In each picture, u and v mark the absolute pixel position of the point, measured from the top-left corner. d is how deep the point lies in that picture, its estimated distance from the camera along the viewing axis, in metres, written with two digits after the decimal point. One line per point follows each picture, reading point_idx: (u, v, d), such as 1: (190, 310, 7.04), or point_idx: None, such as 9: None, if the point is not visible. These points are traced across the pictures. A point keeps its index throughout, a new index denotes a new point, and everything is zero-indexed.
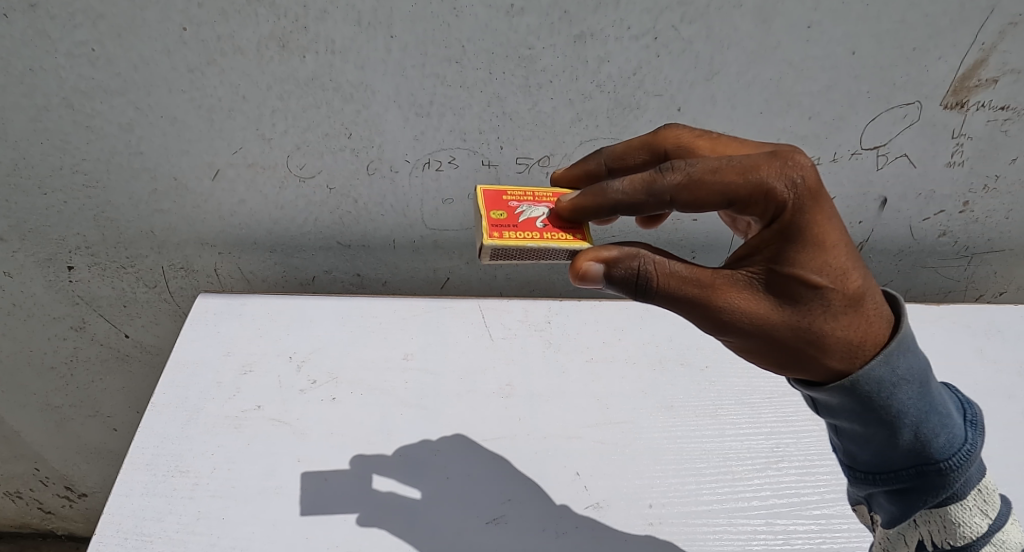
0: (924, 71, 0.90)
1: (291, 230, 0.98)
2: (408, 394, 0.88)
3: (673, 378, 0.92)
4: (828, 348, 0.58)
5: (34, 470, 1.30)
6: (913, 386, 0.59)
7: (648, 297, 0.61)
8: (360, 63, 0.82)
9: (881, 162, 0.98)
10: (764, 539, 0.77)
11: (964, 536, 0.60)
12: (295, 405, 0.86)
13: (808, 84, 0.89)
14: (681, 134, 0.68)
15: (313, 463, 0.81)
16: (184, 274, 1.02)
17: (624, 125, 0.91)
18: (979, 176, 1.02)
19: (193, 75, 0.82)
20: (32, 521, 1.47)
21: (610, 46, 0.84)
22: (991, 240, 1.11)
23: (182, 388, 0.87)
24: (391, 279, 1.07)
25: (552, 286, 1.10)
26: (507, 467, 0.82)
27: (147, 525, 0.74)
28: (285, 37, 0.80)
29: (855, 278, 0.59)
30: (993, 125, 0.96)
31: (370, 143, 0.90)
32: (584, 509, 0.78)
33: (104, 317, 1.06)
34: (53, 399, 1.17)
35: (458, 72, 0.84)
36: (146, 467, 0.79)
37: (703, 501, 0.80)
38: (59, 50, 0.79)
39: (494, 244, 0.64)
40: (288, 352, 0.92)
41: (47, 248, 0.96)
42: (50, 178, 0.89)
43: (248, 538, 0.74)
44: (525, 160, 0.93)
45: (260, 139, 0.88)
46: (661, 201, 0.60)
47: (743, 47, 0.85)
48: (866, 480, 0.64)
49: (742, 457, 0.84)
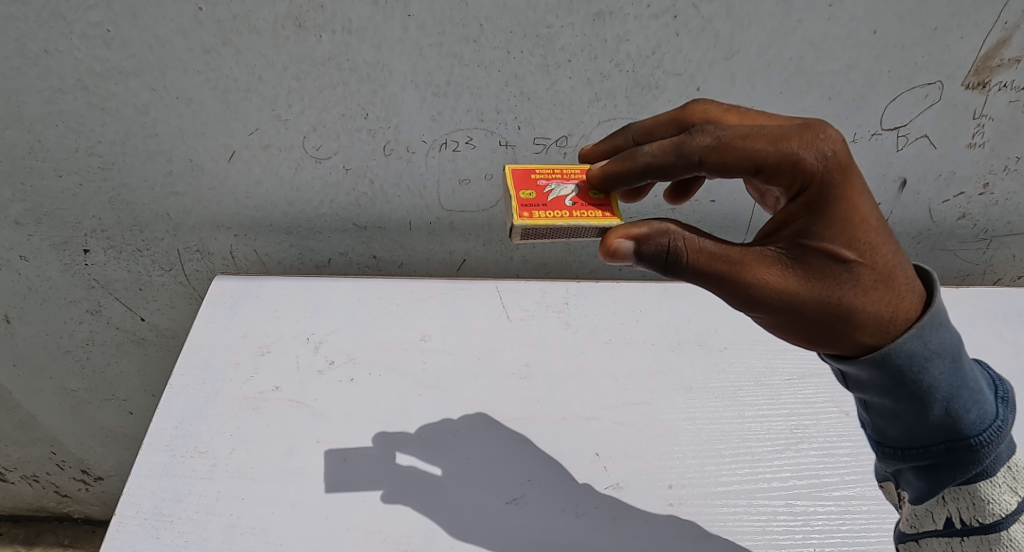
0: (946, 51, 0.88)
1: (307, 212, 0.98)
2: (425, 376, 0.88)
3: (691, 359, 0.92)
4: (859, 324, 0.58)
5: (51, 454, 1.31)
6: (945, 361, 0.58)
7: (676, 274, 0.61)
8: (376, 43, 0.82)
9: (901, 143, 0.97)
10: (783, 521, 0.76)
11: (992, 513, 0.59)
12: (312, 387, 0.86)
13: (829, 63, 0.88)
14: (709, 108, 0.68)
15: (333, 443, 0.81)
16: (200, 257, 1.02)
17: (642, 105, 0.90)
18: (1000, 158, 1.00)
19: (209, 56, 0.82)
20: (48, 505, 1.48)
21: (628, 25, 0.83)
22: (1011, 223, 1.09)
23: (200, 369, 0.87)
24: (406, 262, 1.06)
25: (568, 269, 1.09)
26: (526, 447, 0.82)
27: (165, 505, 0.75)
28: (301, 16, 0.79)
29: (884, 254, 0.59)
30: (1015, 106, 0.95)
31: (387, 124, 0.89)
32: (603, 489, 0.78)
33: (119, 300, 1.06)
34: (70, 382, 1.17)
35: (475, 52, 0.83)
36: (165, 448, 0.80)
37: (723, 482, 0.79)
38: (74, 32, 0.78)
39: (524, 225, 0.64)
40: (305, 333, 0.92)
41: (63, 232, 0.97)
42: (66, 161, 0.89)
43: (267, 518, 0.74)
44: (542, 141, 0.93)
45: (276, 120, 0.88)
46: (689, 162, 0.61)
47: (763, 26, 0.84)
48: (894, 456, 0.63)
49: (761, 438, 0.84)
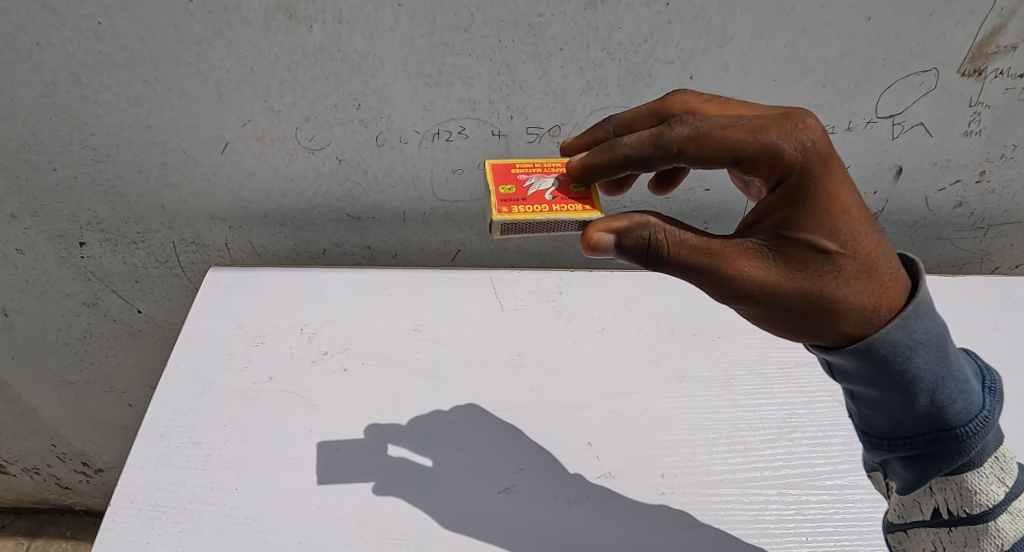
0: (942, 37, 0.88)
1: (301, 203, 0.98)
2: (419, 365, 0.88)
3: (685, 348, 0.92)
4: (842, 315, 0.58)
5: (51, 446, 1.32)
6: (930, 352, 0.58)
7: (659, 266, 0.61)
8: (368, 33, 0.82)
9: (896, 131, 0.97)
10: (775, 510, 0.77)
11: (980, 504, 0.59)
12: (306, 377, 0.86)
13: (823, 51, 0.88)
14: (689, 98, 0.68)
15: (327, 433, 0.81)
16: (195, 248, 1.02)
17: (635, 93, 0.89)
18: (996, 145, 1.00)
19: (200, 47, 0.82)
20: (50, 497, 1.49)
21: (620, 13, 0.82)
22: (1009, 211, 1.09)
23: (194, 360, 0.87)
24: (401, 252, 1.06)
25: (563, 259, 1.09)
26: (518, 437, 0.82)
27: (160, 495, 0.75)
28: (292, 7, 0.79)
29: (867, 244, 0.59)
30: (1011, 93, 0.94)
31: (379, 114, 0.89)
32: (595, 478, 0.78)
33: (116, 293, 1.07)
34: (68, 375, 1.18)
35: (466, 41, 0.83)
36: (160, 439, 0.80)
37: (715, 471, 0.79)
38: (66, 24, 0.79)
39: (504, 220, 0.64)
40: (299, 325, 0.92)
41: (59, 225, 0.97)
42: (60, 154, 0.90)
43: (261, 508, 0.75)
44: (535, 130, 0.92)
45: (269, 111, 0.88)
46: (668, 154, 0.61)
47: (756, 13, 0.83)
48: (881, 446, 0.63)
49: (754, 427, 0.84)
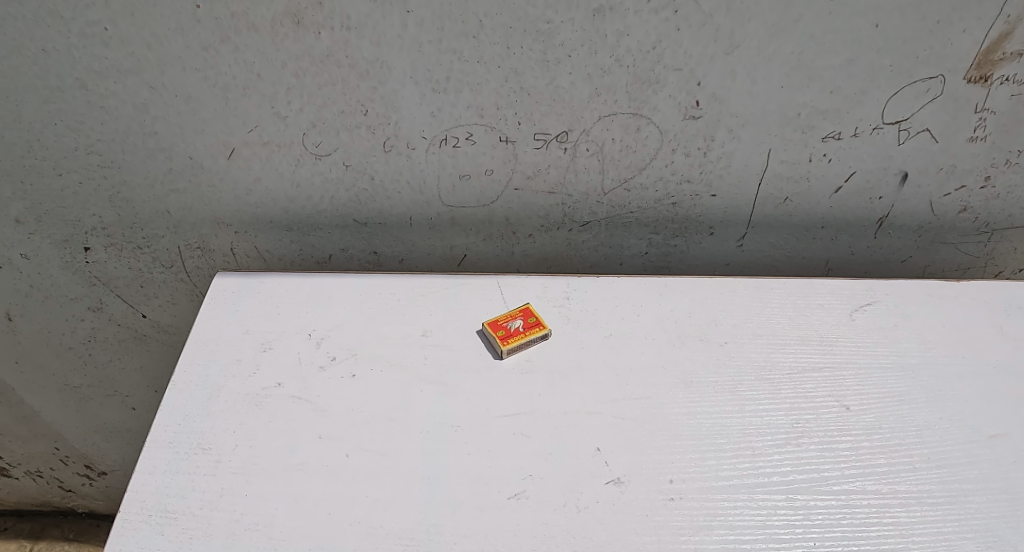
0: (948, 44, 0.88)
1: (307, 208, 0.97)
2: (427, 370, 0.88)
3: (692, 353, 0.92)
4: None
5: (55, 449, 1.32)
6: None
7: None
8: (375, 39, 0.82)
9: (902, 137, 0.97)
10: (783, 515, 0.77)
11: None
12: (314, 382, 0.86)
13: (829, 57, 0.88)
14: None
15: (335, 438, 0.81)
16: (200, 254, 1.01)
17: (642, 100, 0.90)
18: (1001, 151, 0.99)
19: (207, 53, 0.82)
20: (53, 500, 1.49)
21: (628, 20, 0.83)
22: (1012, 216, 1.07)
23: (201, 365, 0.88)
24: (407, 257, 1.05)
25: (569, 265, 1.08)
26: (525, 444, 0.82)
27: (169, 501, 0.75)
28: (300, 13, 0.80)
29: None
30: (1018, 99, 0.94)
31: (386, 120, 0.89)
32: (604, 483, 0.79)
33: (120, 297, 1.06)
34: (72, 379, 1.18)
35: (474, 47, 0.84)
36: (170, 445, 0.80)
37: (723, 476, 0.80)
38: (72, 30, 0.79)
39: None
40: (307, 330, 0.92)
41: (64, 230, 0.97)
42: (65, 160, 0.90)
43: (270, 514, 0.75)
44: (542, 136, 0.92)
45: (275, 117, 0.88)
46: None
47: (763, 20, 0.84)
48: None
49: (761, 432, 0.84)
